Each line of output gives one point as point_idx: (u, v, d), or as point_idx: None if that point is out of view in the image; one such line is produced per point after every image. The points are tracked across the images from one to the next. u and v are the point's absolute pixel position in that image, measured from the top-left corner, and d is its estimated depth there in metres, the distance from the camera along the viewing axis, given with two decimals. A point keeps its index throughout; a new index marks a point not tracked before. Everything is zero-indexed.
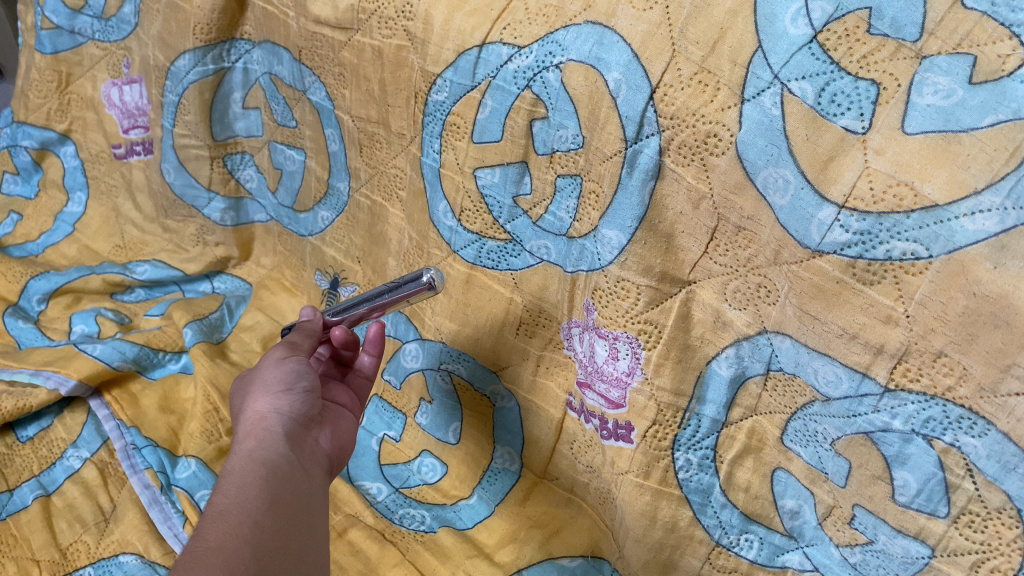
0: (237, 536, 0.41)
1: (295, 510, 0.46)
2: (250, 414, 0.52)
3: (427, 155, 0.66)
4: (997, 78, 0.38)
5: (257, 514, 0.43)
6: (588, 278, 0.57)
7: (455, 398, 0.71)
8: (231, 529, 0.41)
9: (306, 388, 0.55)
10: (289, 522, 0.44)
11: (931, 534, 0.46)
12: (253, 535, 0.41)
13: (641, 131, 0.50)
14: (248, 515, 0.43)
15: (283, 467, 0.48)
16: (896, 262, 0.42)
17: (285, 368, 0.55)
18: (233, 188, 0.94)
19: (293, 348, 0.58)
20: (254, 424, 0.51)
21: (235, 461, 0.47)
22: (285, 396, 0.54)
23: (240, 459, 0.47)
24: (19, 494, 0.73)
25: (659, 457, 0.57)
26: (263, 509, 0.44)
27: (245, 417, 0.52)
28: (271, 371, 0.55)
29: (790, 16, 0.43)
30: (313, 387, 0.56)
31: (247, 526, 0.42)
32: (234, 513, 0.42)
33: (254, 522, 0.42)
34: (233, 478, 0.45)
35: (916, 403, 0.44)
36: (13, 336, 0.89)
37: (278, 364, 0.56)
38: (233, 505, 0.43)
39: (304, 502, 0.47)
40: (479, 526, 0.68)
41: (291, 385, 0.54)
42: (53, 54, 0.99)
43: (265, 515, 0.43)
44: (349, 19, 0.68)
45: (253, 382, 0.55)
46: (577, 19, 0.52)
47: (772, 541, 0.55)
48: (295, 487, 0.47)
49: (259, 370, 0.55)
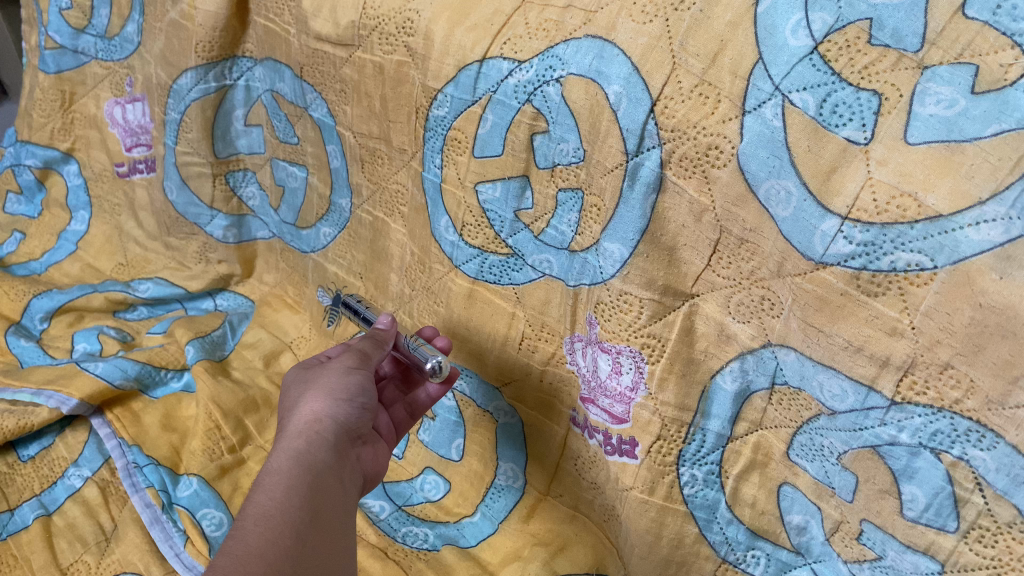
0: (279, 545, 0.40)
1: (332, 526, 0.45)
2: (302, 413, 0.52)
3: (429, 171, 0.66)
4: (1000, 88, 0.38)
5: (300, 523, 0.42)
6: (591, 292, 0.57)
7: (458, 414, 0.71)
8: (273, 536, 0.41)
9: (363, 403, 0.55)
10: (327, 540, 0.44)
11: (940, 549, 0.45)
12: (293, 547, 0.41)
13: (642, 144, 0.49)
14: (291, 523, 0.42)
15: (326, 477, 0.48)
16: (901, 273, 0.41)
17: (348, 379, 0.55)
18: (235, 206, 0.94)
19: (362, 360, 0.58)
20: (306, 425, 0.50)
21: (280, 460, 0.47)
22: (345, 406, 0.53)
23: (286, 460, 0.47)
24: (20, 513, 0.72)
25: (664, 473, 0.56)
26: (306, 520, 0.43)
27: (297, 415, 0.52)
28: (336, 380, 0.54)
29: (791, 28, 0.44)
30: (369, 406, 0.56)
31: (290, 537, 0.41)
32: (278, 517, 0.42)
33: (297, 533, 0.42)
34: (278, 478, 0.45)
35: (922, 415, 0.43)
36: (15, 354, 0.88)
37: (344, 374, 0.55)
38: (278, 508, 0.43)
39: (343, 520, 0.47)
40: (484, 543, 0.67)
41: (352, 398, 0.54)
42: (57, 73, 1.00)
43: (307, 528, 0.43)
44: (349, 35, 0.69)
45: (314, 380, 0.55)
46: (578, 33, 0.52)
47: (779, 557, 0.54)
48: (335, 502, 0.47)
49: (324, 375, 0.55)
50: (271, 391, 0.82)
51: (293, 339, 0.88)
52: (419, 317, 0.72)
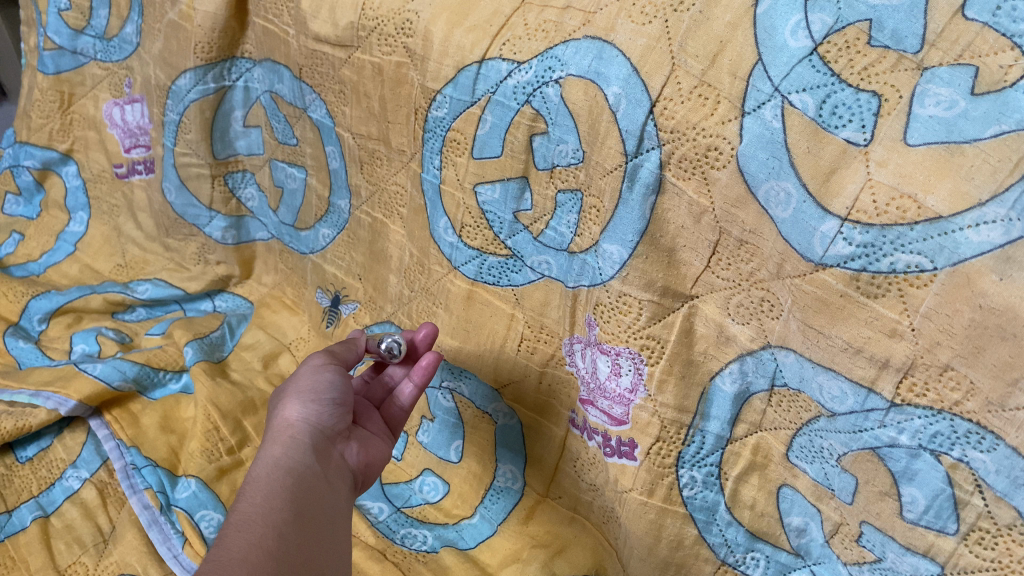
0: (261, 548, 0.40)
1: (317, 523, 0.45)
2: (278, 421, 0.52)
3: (428, 172, 0.66)
4: (1000, 89, 0.38)
5: (280, 526, 0.42)
6: (590, 293, 0.57)
7: (457, 415, 0.70)
8: (255, 539, 0.41)
9: (335, 399, 0.55)
10: (312, 538, 0.44)
11: (940, 551, 0.45)
12: (276, 547, 0.41)
13: (641, 145, 0.49)
14: (272, 526, 0.42)
15: (308, 478, 0.48)
16: (901, 274, 0.41)
17: (319, 377, 0.55)
18: (234, 207, 0.94)
19: (331, 356, 0.58)
20: (281, 432, 0.51)
21: (259, 468, 0.47)
22: (316, 406, 0.53)
23: (265, 467, 0.47)
24: (17, 515, 0.72)
25: (664, 475, 0.56)
26: (288, 521, 0.43)
27: (273, 424, 0.52)
28: (307, 380, 0.55)
29: (790, 29, 0.43)
30: (343, 400, 0.56)
31: (271, 538, 0.41)
32: (258, 522, 0.42)
33: (279, 534, 0.42)
34: (257, 485, 0.45)
35: (922, 417, 0.43)
36: (13, 356, 0.88)
37: (314, 372, 0.56)
38: (257, 514, 0.43)
39: (328, 517, 0.47)
40: (482, 545, 0.67)
41: (322, 396, 0.54)
42: (56, 74, 1.00)
43: (289, 528, 0.43)
44: (348, 36, 0.69)
45: (287, 388, 0.55)
46: (577, 34, 0.52)
47: (779, 559, 0.54)
48: (318, 500, 0.47)
49: (298, 380, 0.55)
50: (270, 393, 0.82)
51: (292, 340, 0.88)
52: (418, 318, 0.72)
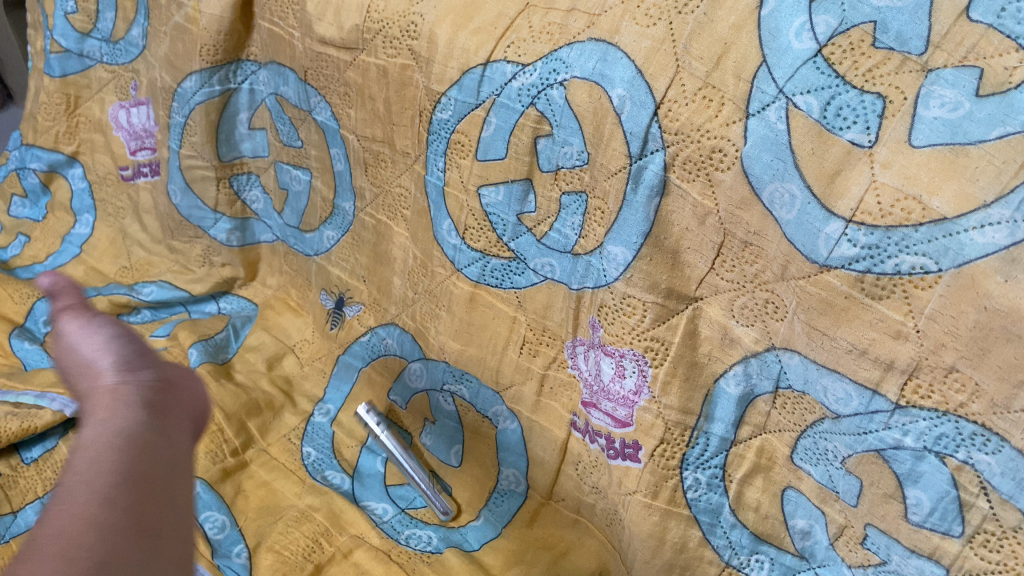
0: (78, 523, 0.28)
1: (169, 479, 0.33)
2: (93, 389, 0.38)
3: (432, 174, 0.66)
4: (1005, 90, 0.38)
5: (109, 489, 0.30)
6: (594, 295, 0.57)
7: (457, 419, 0.72)
8: (69, 511, 0.28)
9: (138, 348, 0.41)
10: (162, 495, 0.32)
11: (945, 554, 0.45)
12: (104, 513, 0.29)
13: (646, 147, 0.49)
14: (99, 490, 0.30)
15: (149, 433, 0.35)
16: (906, 276, 0.41)
17: (94, 336, 0.41)
18: (239, 209, 0.94)
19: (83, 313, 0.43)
20: (99, 397, 0.37)
21: (89, 435, 0.34)
22: (131, 366, 0.39)
23: (86, 432, 0.34)
24: (23, 515, 0.72)
25: (668, 477, 0.56)
26: (122, 481, 0.31)
27: (88, 393, 0.38)
28: (90, 344, 0.40)
29: (795, 31, 0.44)
30: (142, 354, 0.41)
31: (97, 505, 0.29)
32: (75, 492, 0.30)
33: (107, 498, 0.30)
34: (74, 456, 0.32)
35: (928, 419, 0.43)
36: (19, 357, 0.88)
37: (88, 336, 0.41)
38: (79, 481, 0.30)
39: (182, 471, 0.35)
40: (486, 548, 0.66)
41: (119, 353, 0.40)
42: (62, 77, 1.01)
43: (126, 487, 0.31)
44: (353, 39, 0.69)
45: (71, 358, 0.41)
46: (581, 36, 0.53)
47: (783, 562, 0.54)
48: (169, 455, 0.35)
49: (78, 345, 0.40)
50: (275, 394, 0.82)
51: (297, 342, 0.88)
52: (422, 320, 0.72)
